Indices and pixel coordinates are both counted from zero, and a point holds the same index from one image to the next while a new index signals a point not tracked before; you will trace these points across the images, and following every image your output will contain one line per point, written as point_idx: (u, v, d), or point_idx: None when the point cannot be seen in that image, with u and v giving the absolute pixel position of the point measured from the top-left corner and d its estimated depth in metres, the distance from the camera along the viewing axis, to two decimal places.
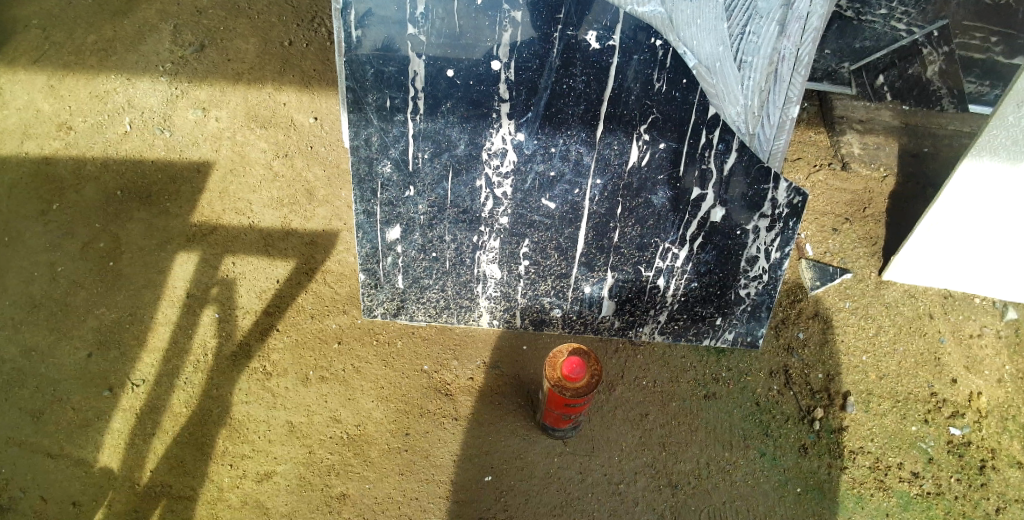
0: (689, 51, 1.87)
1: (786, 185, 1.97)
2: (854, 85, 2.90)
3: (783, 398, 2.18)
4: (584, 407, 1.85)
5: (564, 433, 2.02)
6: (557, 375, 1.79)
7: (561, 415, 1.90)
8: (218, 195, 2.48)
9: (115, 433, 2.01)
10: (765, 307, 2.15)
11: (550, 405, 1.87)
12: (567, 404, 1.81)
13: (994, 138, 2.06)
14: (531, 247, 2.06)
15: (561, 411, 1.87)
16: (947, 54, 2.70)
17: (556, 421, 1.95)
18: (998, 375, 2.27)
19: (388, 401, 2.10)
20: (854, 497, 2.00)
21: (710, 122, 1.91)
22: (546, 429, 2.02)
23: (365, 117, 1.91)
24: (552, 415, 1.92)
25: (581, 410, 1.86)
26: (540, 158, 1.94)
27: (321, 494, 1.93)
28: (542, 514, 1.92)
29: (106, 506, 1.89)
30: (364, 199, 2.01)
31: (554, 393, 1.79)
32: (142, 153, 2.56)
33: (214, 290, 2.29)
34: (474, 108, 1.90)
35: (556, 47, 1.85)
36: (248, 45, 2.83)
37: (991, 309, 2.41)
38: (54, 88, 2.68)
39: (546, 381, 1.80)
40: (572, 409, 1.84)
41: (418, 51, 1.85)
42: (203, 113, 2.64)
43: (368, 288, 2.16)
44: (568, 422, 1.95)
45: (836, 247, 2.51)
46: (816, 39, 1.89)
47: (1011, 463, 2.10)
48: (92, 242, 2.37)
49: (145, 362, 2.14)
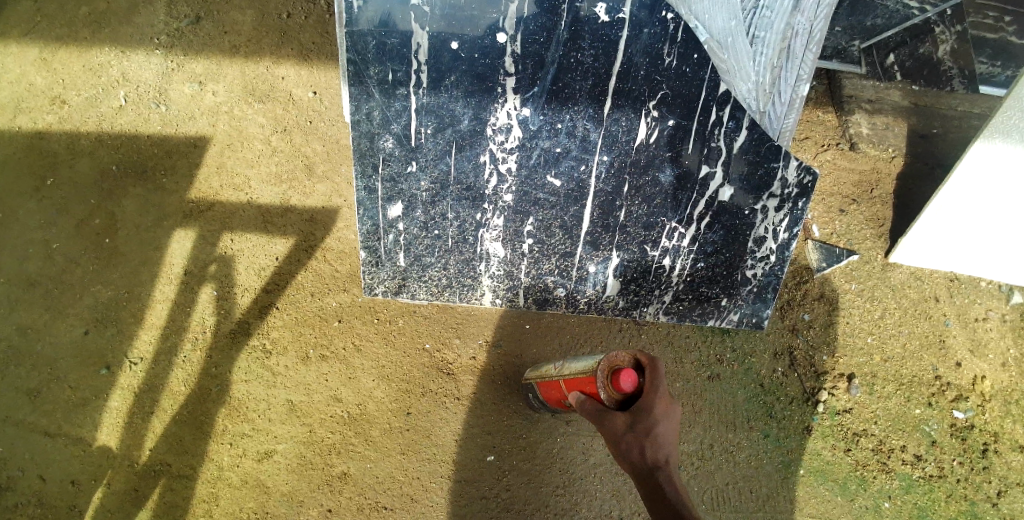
0: (701, 25, 1.86)
1: (796, 164, 1.95)
2: (864, 64, 2.68)
3: (788, 379, 2.21)
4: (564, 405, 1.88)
5: (530, 391, 2.01)
6: (615, 364, 1.60)
7: (563, 400, 1.85)
8: (215, 170, 2.34)
9: (113, 412, 2.07)
10: (772, 288, 2.10)
11: (566, 384, 1.78)
12: (584, 365, 1.73)
13: (1007, 119, 2.02)
14: (535, 225, 2.00)
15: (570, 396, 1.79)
16: (959, 33, 2.57)
17: (545, 399, 1.94)
18: (1002, 359, 2.28)
19: (389, 380, 2.12)
20: (857, 480, 2.11)
21: (721, 99, 1.88)
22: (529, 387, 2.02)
23: (366, 91, 1.86)
24: (550, 389, 1.89)
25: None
26: (546, 134, 1.90)
27: (322, 474, 2.02)
28: (545, 493, 2.03)
29: (106, 485, 2.00)
30: (365, 175, 1.94)
31: (588, 384, 1.66)
32: (137, 128, 2.39)
33: (213, 267, 2.23)
34: (478, 82, 1.85)
35: (563, 20, 1.81)
36: (245, 18, 2.52)
37: (996, 293, 2.37)
38: (46, 61, 2.43)
39: (597, 366, 1.61)
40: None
41: (421, 23, 1.81)
42: (199, 88, 2.44)
43: (368, 266, 2.06)
44: (553, 406, 1.95)
45: (842, 228, 2.44)
46: (829, 14, 1.90)
47: (1012, 447, 2.18)
48: (86, 219, 2.27)
49: (143, 338, 2.15)
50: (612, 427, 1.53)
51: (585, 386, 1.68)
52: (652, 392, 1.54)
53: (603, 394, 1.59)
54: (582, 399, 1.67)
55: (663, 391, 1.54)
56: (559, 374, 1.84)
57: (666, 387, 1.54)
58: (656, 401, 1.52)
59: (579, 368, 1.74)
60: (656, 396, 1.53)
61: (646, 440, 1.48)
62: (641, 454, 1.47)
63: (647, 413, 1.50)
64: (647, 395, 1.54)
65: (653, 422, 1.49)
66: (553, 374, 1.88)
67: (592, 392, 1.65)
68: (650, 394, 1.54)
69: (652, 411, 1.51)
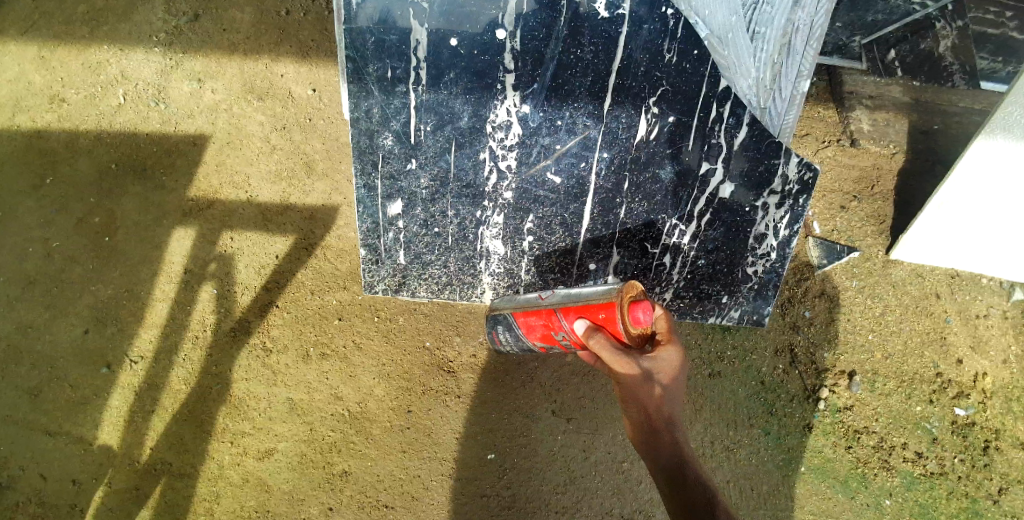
0: (701, 21, 1.86)
1: (796, 160, 1.94)
2: (865, 60, 2.66)
3: (788, 377, 2.21)
4: (544, 337, 1.81)
5: (506, 323, 1.90)
6: (637, 297, 1.58)
7: (550, 331, 1.76)
8: (215, 167, 2.33)
9: (114, 410, 2.08)
10: (772, 286, 2.09)
11: (561, 311, 1.70)
12: (591, 294, 1.66)
13: (1008, 115, 2.00)
14: (535, 223, 1.99)
15: (562, 324, 1.71)
16: (960, 29, 2.57)
17: (528, 332, 1.84)
18: (1003, 356, 2.27)
19: (390, 379, 2.12)
20: (858, 477, 2.13)
21: (721, 95, 1.87)
22: (505, 319, 1.90)
23: (365, 88, 1.86)
24: (538, 319, 1.79)
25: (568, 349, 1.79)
26: (546, 131, 1.89)
27: (323, 472, 2.03)
28: (546, 491, 2.04)
29: (106, 483, 2.02)
30: (364, 173, 1.94)
31: (599, 312, 1.60)
32: (136, 126, 2.37)
33: (212, 266, 2.23)
34: (478, 79, 1.85)
35: (563, 16, 1.81)
36: (243, 15, 2.47)
37: (998, 290, 2.35)
38: (45, 59, 2.41)
39: (617, 293, 1.57)
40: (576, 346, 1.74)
41: (420, 20, 1.81)
42: (198, 85, 2.41)
43: (368, 263, 2.06)
44: (533, 340, 1.85)
45: (843, 225, 2.43)
46: (829, 10, 1.90)
47: (1014, 444, 2.17)
48: (85, 218, 2.27)
49: (143, 337, 2.15)
50: (631, 369, 1.53)
51: (593, 315, 1.62)
52: (667, 347, 1.57)
53: (623, 328, 1.56)
54: (589, 327, 1.62)
55: (677, 347, 1.58)
56: (553, 303, 1.75)
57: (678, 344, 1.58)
58: (675, 357, 1.56)
59: (584, 296, 1.67)
60: (674, 352, 1.56)
61: (663, 392, 1.53)
62: (656, 405, 1.52)
63: (664, 370, 1.54)
64: (664, 347, 1.57)
65: (668, 378, 1.54)
66: (543, 303, 1.78)
67: (602, 323, 1.61)
68: (666, 348, 1.57)
69: (669, 364, 1.55)
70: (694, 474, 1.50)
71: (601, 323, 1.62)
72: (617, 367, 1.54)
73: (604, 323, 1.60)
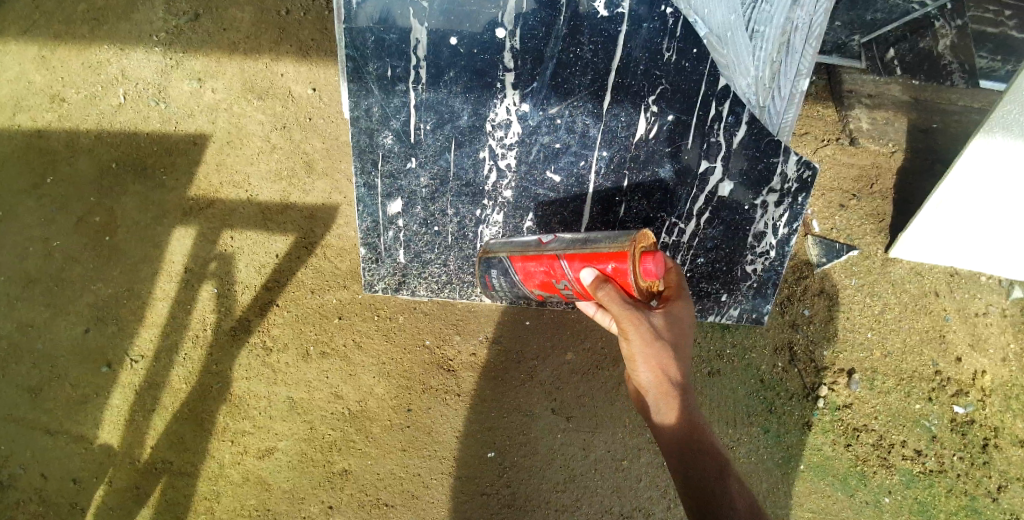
0: (700, 20, 1.86)
1: (795, 158, 1.94)
2: (863, 59, 2.66)
3: (787, 375, 2.22)
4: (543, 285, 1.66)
5: (501, 267, 1.74)
6: (649, 248, 1.45)
7: (550, 278, 1.62)
8: (215, 167, 2.33)
9: (114, 409, 2.08)
10: (771, 284, 2.09)
11: (566, 258, 1.56)
12: (601, 240, 1.51)
13: (1008, 113, 2.01)
14: (535, 222, 1.98)
15: (565, 272, 1.57)
16: (960, 28, 2.57)
17: (526, 279, 1.69)
18: (1002, 354, 2.27)
19: (390, 377, 2.12)
20: (857, 475, 2.14)
21: (720, 93, 1.88)
22: (500, 262, 1.74)
23: (365, 87, 1.86)
24: (537, 266, 1.63)
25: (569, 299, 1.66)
26: (545, 130, 1.89)
27: (323, 471, 2.04)
28: (545, 489, 2.04)
29: (107, 482, 2.03)
30: (364, 172, 1.94)
31: (608, 262, 1.46)
32: (136, 126, 2.37)
33: (213, 265, 2.23)
34: (478, 78, 1.85)
35: (563, 15, 1.82)
36: (243, 14, 2.47)
37: (997, 288, 2.36)
38: (46, 59, 2.41)
39: (629, 243, 1.43)
40: (577, 295, 1.61)
41: (420, 19, 1.81)
42: (198, 85, 2.41)
43: (368, 262, 2.06)
44: (530, 287, 1.70)
45: (842, 224, 2.43)
46: (828, 9, 1.90)
47: (1013, 441, 2.18)
48: (85, 217, 2.27)
49: (143, 336, 2.15)
50: (641, 328, 1.43)
51: (601, 264, 1.48)
52: (677, 304, 1.47)
53: (634, 282, 1.43)
54: (597, 278, 1.48)
55: (687, 303, 1.48)
56: (556, 249, 1.60)
57: (688, 300, 1.48)
58: (687, 314, 1.46)
59: (591, 243, 1.53)
60: (685, 309, 1.47)
61: (676, 352, 1.45)
62: (665, 366, 1.45)
63: (674, 329, 1.45)
64: (673, 304, 1.47)
65: (680, 338, 1.45)
66: (545, 249, 1.63)
67: (611, 275, 1.47)
68: (676, 307, 1.47)
69: (681, 322, 1.46)
70: (702, 432, 1.47)
71: (609, 275, 1.48)
72: (627, 323, 1.44)
73: (613, 274, 1.47)
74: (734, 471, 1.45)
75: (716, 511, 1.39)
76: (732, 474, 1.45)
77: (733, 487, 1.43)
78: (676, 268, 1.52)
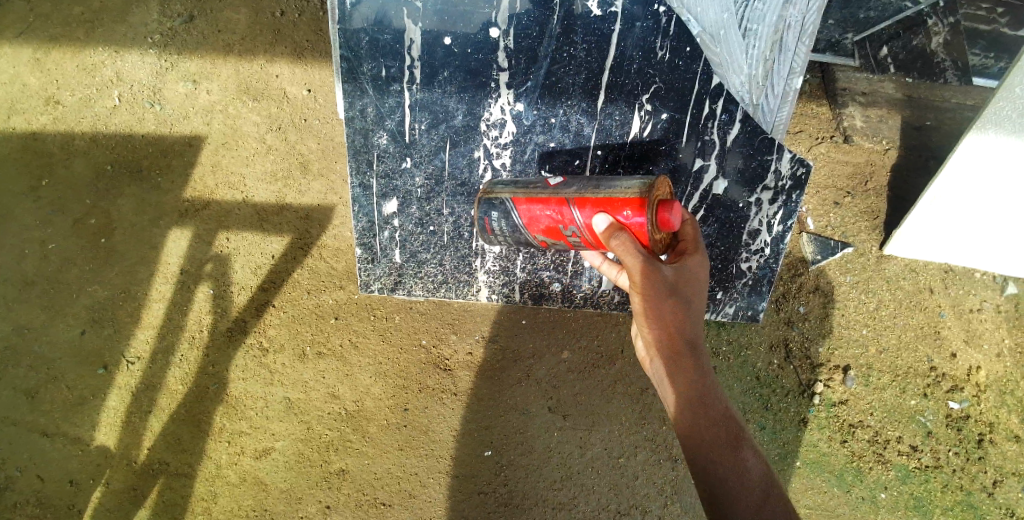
0: (693, 18, 1.89)
1: (789, 156, 1.94)
2: (857, 57, 2.69)
3: (783, 372, 2.23)
4: (548, 230, 1.64)
5: (504, 210, 1.68)
6: (664, 197, 1.50)
7: (558, 224, 1.62)
8: (210, 168, 2.33)
9: (111, 411, 2.08)
10: (767, 281, 2.08)
11: (577, 202, 1.56)
12: (616, 186, 1.54)
13: (999, 110, 2.01)
14: None
15: (575, 219, 1.58)
16: (953, 25, 2.58)
17: (530, 224, 1.66)
18: (997, 349, 2.28)
19: (387, 377, 2.12)
20: (854, 471, 2.14)
21: (714, 92, 1.88)
22: (503, 204, 1.68)
23: (359, 87, 1.89)
24: (544, 211, 1.62)
25: (573, 246, 1.67)
26: (540, 129, 1.90)
27: (321, 471, 2.04)
28: (542, 487, 2.04)
29: (104, 484, 2.02)
30: (360, 172, 1.96)
31: (624, 209, 1.49)
32: (132, 127, 2.37)
33: (209, 266, 2.23)
34: (472, 78, 1.87)
35: (556, 14, 1.83)
36: (239, 15, 2.47)
37: (991, 284, 2.36)
38: (41, 62, 2.41)
39: (647, 189, 1.47)
40: (583, 242, 1.63)
41: (414, 19, 1.84)
42: (193, 86, 2.41)
43: (364, 262, 2.07)
44: (534, 233, 1.67)
45: (837, 221, 2.44)
46: (821, 7, 1.89)
47: (1008, 437, 2.19)
48: (81, 219, 2.27)
49: (140, 338, 2.15)
50: (654, 275, 1.41)
51: (616, 211, 1.51)
52: (690, 259, 1.48)
53: (651, 232, 1.49)
54: (611, 226, 1.51)
55: (700, 259, 1.49)
56: (564, 193, 1.60)
57: (700, 257, 1.49)
58: (701, 267, 1.47)
59: (604, 188, 1.55)
60: (697, 263, 1.47)
61: (688, 305, 1.43)
62: (677, 320, 1.42)
63: (687, 282, 1.44)
64: (687, 258, 1.48)
65: (692, 291, 1.44)
66: (552, 192, 1.61)
67: (626, 222, 1.50)
68: (688, 261, 1.47)
69: (694, 275, 1.46)
70: (715, 397, 1.40)
71: (623, 221, 1.51)
72: (638, 272, 1.43)
73: (628, 222, 1.50)
74: (748, 441, 1.36)
75: (729, 474, 1.32)
76: (746, 443, 1.35)
77: (746, 458, 1.34)
78: (688, 223, 1.56)
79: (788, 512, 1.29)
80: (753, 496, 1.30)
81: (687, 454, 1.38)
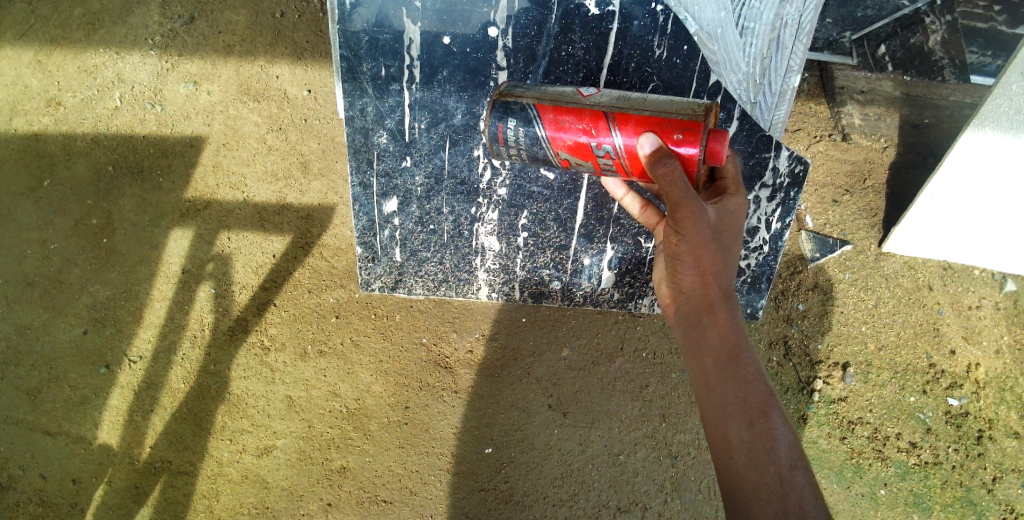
0: (690, 17, 1.90)
1: (787, 154, 1.94)
2: (854, 56, 2.70)
3: (782, 368, 2.24)
4: (576, 144, 1.51)
5: (524, 117, 1.53)
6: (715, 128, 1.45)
7: (590, 139, 1.49)
8: (211, 169, 2.35)
9: (113, 410, 2.10)
10: (766, 278, 2.08)
11: (619, 117, 1.46)
12: (663, 109, 1.47)
13: (997, 107, 2.01)
14: (530, 218, 2.00)
15: (614, 137, 1.47)
16: (950, 23, 2.55)
17: (556, 138, 1.52)
18: (996, 345, 2.29)
19: (387, 375, 2.13)
20: (853, 467, 2.14)
21: (711, 90, 1.89)
22: (524, 110, 1.53)
23: (359, 87, 1.90)
24: (576, 124, 1.50)
25: (598, 168, 1.55)
26: None
27: (322, 468, 2.04)
28: (543, 485, 2.05)
29: (106, 482, 2.03)
30: (360, 171, 1.97)
31: (675, 131, 1.43)
32: (132, 128, 2.38)
33: (210, 266, 2.24)
34: (471, 77, 1.87)
35: (554, 14, 1.84)
36: (239, 16, 2.49)
37: (989, 281, 2.38)
38: (42, 63, 2.43)
39: (704, 116, 1.42)
40: (615, 165, 1.52)
41: (413, 19, 1.85)
42: (194, 87, 2.42)
43: (364, 260, 2.08)
44: (557, 148, 1.54)
45: (836, 218, 2.45)
46: (817, 5, 1.90)
47: (1008, 433, 2.19)
48: (82, 220, 2.28)
49: (142, 337, 2.17)
50: (697, 217, 1.38)
51: (665, 133, 1.43)
52: (729, 208, 1.46)
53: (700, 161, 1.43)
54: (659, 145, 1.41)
55: (739, 210, 1.48)
56: (601, 108, 1.49)
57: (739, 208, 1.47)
58: (738, 220, 1.46)
59: (649, 109, 1.47)
60: (735, 215, 1.46)
61: (725, 254, 1.42)
62: (711, 270, 1.41)
63: (724, 231, 1.43)
64: (727, 206, 1.46)
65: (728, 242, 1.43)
66: (587, 105, 1.51)
67: (675, 144, 1.43)
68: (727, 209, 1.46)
69: (731, 228, 1.45)
70: (746, 356, 1.37)
71: (671, 146, 1.44)
72: (683, 209, 1.38)
73: (677, 147, 1.43)
74: (778, 408, 1.32)
75: (753, 437, 1.29)
76: (776, 410, 1.31)
77: (774, 426, 1.30)
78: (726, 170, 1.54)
79: (812, 485, 1.25)
80: (776, 461, 1.26)
81: (709, 412, 1.34)
